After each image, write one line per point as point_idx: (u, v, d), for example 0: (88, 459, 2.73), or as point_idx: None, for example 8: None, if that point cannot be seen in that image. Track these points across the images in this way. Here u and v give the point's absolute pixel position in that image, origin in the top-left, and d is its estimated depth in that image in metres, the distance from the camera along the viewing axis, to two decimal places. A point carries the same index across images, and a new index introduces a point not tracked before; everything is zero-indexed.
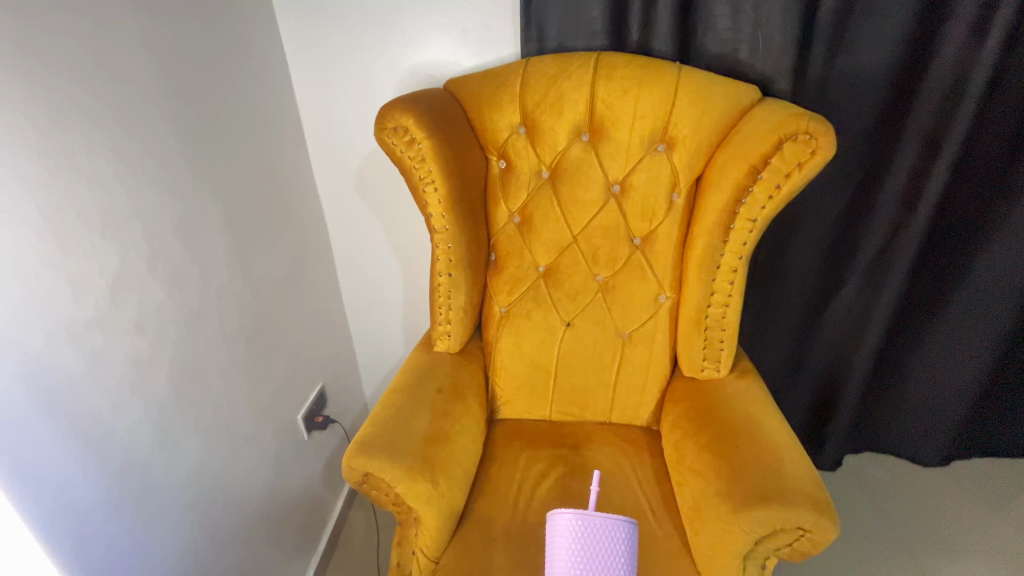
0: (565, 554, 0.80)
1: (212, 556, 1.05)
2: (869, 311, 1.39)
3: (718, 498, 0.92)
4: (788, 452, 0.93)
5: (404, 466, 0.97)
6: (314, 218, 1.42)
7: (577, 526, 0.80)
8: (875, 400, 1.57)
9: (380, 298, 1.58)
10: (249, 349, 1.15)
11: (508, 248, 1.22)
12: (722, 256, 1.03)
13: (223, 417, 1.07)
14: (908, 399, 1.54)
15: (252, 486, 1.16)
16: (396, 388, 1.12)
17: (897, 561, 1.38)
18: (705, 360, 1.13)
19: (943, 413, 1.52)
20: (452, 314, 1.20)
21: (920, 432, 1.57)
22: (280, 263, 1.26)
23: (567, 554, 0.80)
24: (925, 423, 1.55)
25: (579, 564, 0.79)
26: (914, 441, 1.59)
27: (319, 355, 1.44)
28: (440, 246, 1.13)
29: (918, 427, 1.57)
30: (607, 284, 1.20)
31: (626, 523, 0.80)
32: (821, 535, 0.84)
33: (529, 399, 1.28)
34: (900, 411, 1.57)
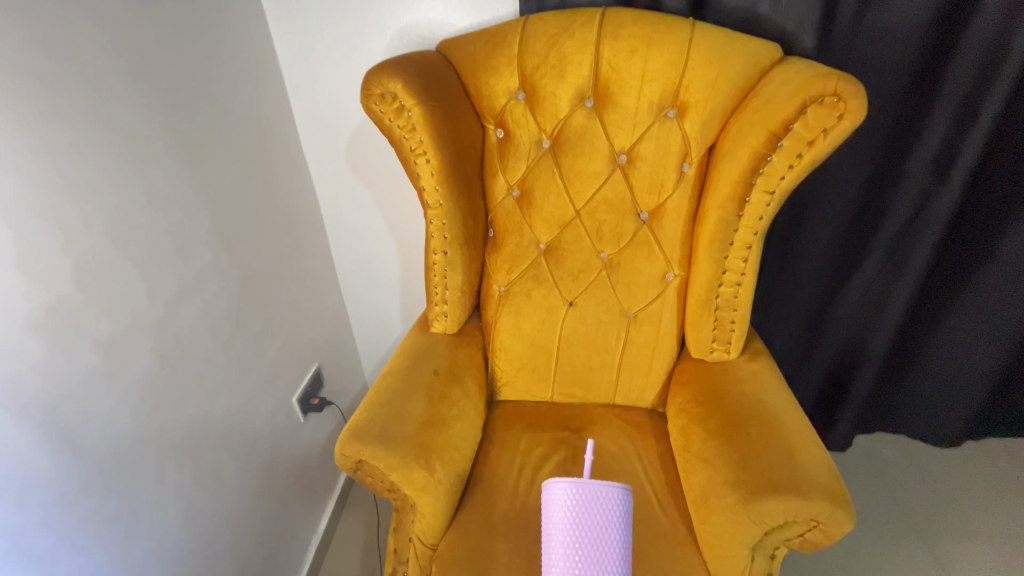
0: (558, 520, 0.82)
1: (206, 543, 1.04)
2: (888, 290, 1.33)
3: (726, 488, 0.87)
4: (802, 440, 0.88)
5: (399, 453, 0.93)
6: (305, 194, 1.35)
7: (571, 495, 0.81)
8: (890, 381, 1.51)
9: (377, 276, 1.53)
10: (238, 332, 1.11)
11: (508, 224, 1.15)
12: (736, 231, 0.96)
13: (212, 403, 1.04)
14: (925, 380, 1.49)
15: (247, 472, 1.14)
16: (391, 371, 1.08)
17: (904, 544, 1.35)
18: (715, 341, 1.07)
19: (958, 393, 1.47)
20: (449, 294, 1.15)
21: (934, 413, 1.52)
22: (268, 242, 1.20)
23: (562, 520, 0.81)
24: (940, 404, 1.51)
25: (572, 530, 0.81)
26: (928, 422, 1.54)
27: (314, 336, 1.41)
28: (434, 223, 1.07)
29: (933, 409, 1.52)
30: (612, 261, 1.14)
31: (617, 491, 0.81)
32: (835, 528, 0.80)
33: (530, 380, 1.23)
34: (915, 392, 1.52)
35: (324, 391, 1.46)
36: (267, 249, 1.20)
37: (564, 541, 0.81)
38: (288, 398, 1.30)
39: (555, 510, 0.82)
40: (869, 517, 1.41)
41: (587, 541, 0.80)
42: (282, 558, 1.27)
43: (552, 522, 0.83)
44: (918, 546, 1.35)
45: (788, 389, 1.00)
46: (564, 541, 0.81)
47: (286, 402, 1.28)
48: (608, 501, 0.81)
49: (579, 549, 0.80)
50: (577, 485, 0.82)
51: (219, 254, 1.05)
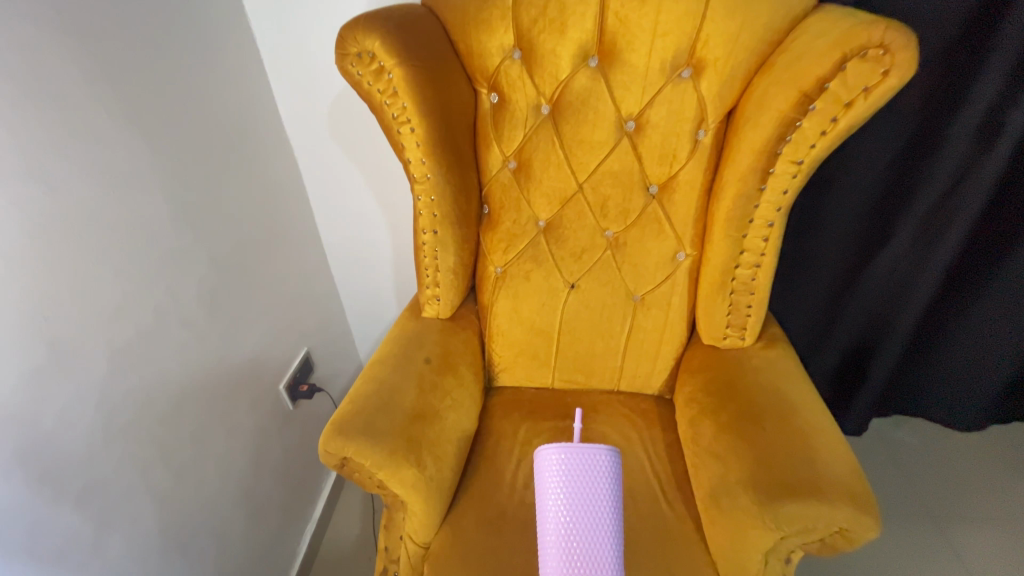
0: (552, 489, 0.74)
1: (188, 538, 1.00)
2: (917, 269, 1.23)
3: (739, 488, 0.81)
4: (825, 437, 0.80)
5: (386, 450, 0.86)
6: (286, 168, 1.26)
7: (563, 461, 0.74)
8: (910, 364, 1.43)
9: (368, 255, 1.45)
10: (213, 319, 1.04)
11: (503, 200, 1.05)
12: (756, 207, 0.86)
13: (185, 396, 0.98)
14: (950, 363, 1.40)
15: (230, 464, 1.09)
16: (379, 360, 1.01)
17: (921, 532, 1.30)
18: (728, 327, 0.99)
19: (985, 377, 1.39)
20: (440, 276, 1.07)
21: (957, 398, 1.44)
22: (245, 222, 1.12)
23: (555, 489, 0.74)
24: (964, 388, 1.42)
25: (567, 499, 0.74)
26: (949, 407, 1.46)
27: (302, 319, 1.33)
28: (422, 199, 0.97)
29: (955, 393, 1.44)
30: (617, 240, 1.05)
31: (610, 453, 0.74)
32: (859, 534, 0.73)
33: (529, 366, 1.16)
34: (939, 376, 1.43)
35: (315, 376, 1.40)
36: (243, 229, 1.11)
37: (558, 511, 0.74)
38: (275, 385, 1.24)
39: (547, 479, 0.75)
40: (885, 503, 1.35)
41: (581, 509, 0.73)
42: (275, 547, 1.24)
43: (545, 492, 0.75)
44: (934, 534, 1.29)
45: (809, 380, 0.92)
46: (558, 512, 0.74)
47: (272, 389, 1.22)
48: (603, 467, 0.75)
49: (574, 521, 0.73)
50: (569, 451, 0.75)
51: (185, 236, 0.97)
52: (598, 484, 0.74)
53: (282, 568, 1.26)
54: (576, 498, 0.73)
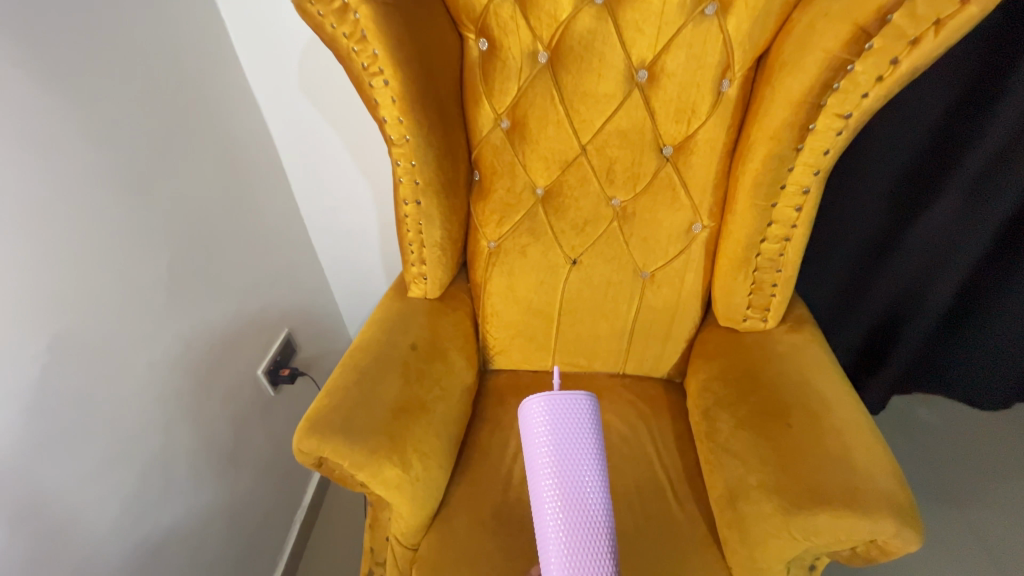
0: (544, 447, 0.67)
1: (157, 538, 0.94)
2: (961, 237, 1.10)
3: (760, 492, 0.72)
4: (860, 437, 0.71)
5: (365, 450, 0.77)
6: (254, 132, 1.13)
7: (550, 412, 0.67)
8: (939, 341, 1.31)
9: (352, 227, 1.33)
10: (174, 304, 0.94)
11: (496, 165, 0.93)
12: (790, 171, 0.73)
13: (145, 390, 0.89)
14: (988, 342, 1.28)
15: (203, 458, 1.02)
16: (359, 346, 0.91)
17: (942, 518, 1.23)
18: (749, 308, 0.89)
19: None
20: (426, 252, 0.95)
21: (993, 379, 1.32)
22: (206, 195, 1.00)
23: (546, 446, 0.67)
24: (1001, 369, 1.30)
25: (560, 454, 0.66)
26: (981, 389, 1.35)
27: (282, 298, 1.23)
28: (401, 165, 0.85)
29: (984, 372, 1.32)
30: (625, 209, 0.92)
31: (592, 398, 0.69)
32: (899, 549, 0.64)
33: (526, 349, 1.06)
34: (975, 356, 1.31)
35: (299, 358, 1.31)
36: (205, 203, 1.00)
37: (553, 470, 0.66)
38: (253, 370, 1.15)
39: (536, 436, 0.67)
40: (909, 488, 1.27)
41: (577, 463, 0.66)
42: (261, 537, 1.18)
43: (536, 451, 0.67)
44: (956, 521, 1.22)
45: (840, 368, 0.82)
46: (554, 471, 0.66)
47: (250, 374, 1.13)
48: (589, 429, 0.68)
49: (572, 478, 0.66)
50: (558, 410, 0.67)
51: (133, 213, 0.86)
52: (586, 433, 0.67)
53: (271, 557, 1.20)
54: (571, 463, 0.66)
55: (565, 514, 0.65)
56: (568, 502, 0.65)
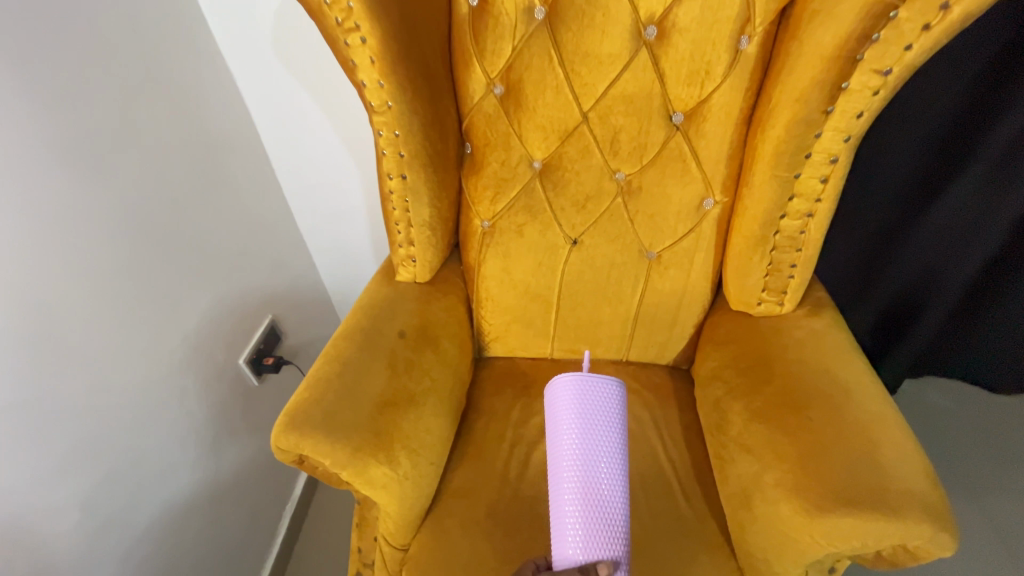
0: (567, 425, 0.63)
1: (133, 540, 0.87)
2: (987, 212, 1.01)
3: (778, 492, 0.66)
4: (888, 431, 0.65)
5: (349, 447, 0.71)
6: (225, 103, 1.04)
7: (578, 391, 0.64)
8: (953, 334, 1.20)
9: (338, 207, 1.25)
10: (139, 289, 0.87)
11: (488, 137, 0.85)
12: (818, 137, 0.67)
13: (111, 383, 0.82)
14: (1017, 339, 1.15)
15: (181, 453, 0.95)
16: (343, 335, 0.84)
17: (997, 509, 1.11)
18: (765, 291, 0.82)
19: None
20: (414, 232, 0.88)
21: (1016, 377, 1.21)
22: (166, 171, 0.92)
23: (570, 424, 0.63)
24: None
25: (582, 434, 0.63)
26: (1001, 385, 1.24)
27: (265, 282, 1.16)
28: (383, 136, 0.77)
29: (998, 367, 1.21)
30: (630, 184, 0.85)
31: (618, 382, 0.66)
32: (930, 554, 0.59)
33: (523, 336, 0.99)
34: (1000, 353, 1.19)
35: (285, 345, 1.24)
36: (167, 180, 0.92)
37: (576, 449, 0.62)
38: (234, 359, 1.08)
39: (561, 415, 0.64)
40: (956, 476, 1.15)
41: (600, 444, 0.63)
42: (249, 534, 1.11)
43: (559, 430, 0.64)
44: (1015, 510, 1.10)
45: (862, 354, 0.76)
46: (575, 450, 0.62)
47: (231, 364, 1.06)
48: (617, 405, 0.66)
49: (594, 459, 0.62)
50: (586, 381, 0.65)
51: (83, 190, 0.78)
52: (610, 416, 0.64)
53: (259, 554, 1.13)
54: (594, 443, 0.63)
55: (585, 492, 0.61)
56: (592, 480, 0.61)
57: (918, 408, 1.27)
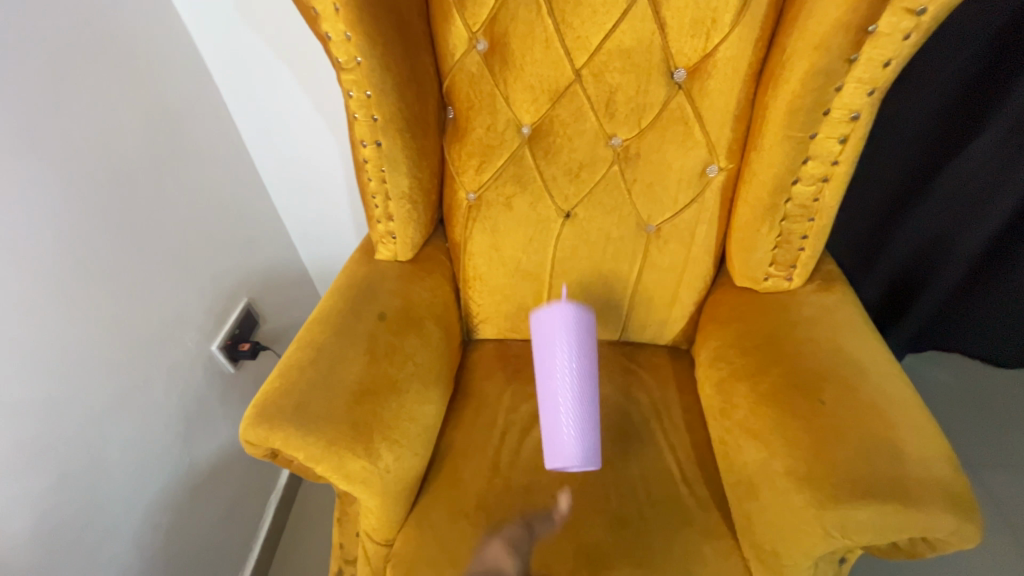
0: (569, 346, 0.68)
1: (97, 541, 0.81)
2: (1001, 177, 0.93)
3: (788, 482, 0.61)
4: (908, 415, 0.60)
5: (324, 440, 0.65)
6: (185, 67, 0.95)
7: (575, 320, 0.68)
8: (957, 307, 1.15)
9: (316, 181, 1.17)
10: (92, 272, 0.79)
11: (472, 99, 0.77)
12: (838, 91, 0.61)
13: (63, 375, 0.75)
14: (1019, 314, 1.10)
15: (150, 446, 0.89)
16: (318, 318, 0.77)
17: (1004, 486, 1.08)
18: (772, 266, 0.76)
19: None
20: (393, 206, 0.81)
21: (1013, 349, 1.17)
22: (117, 141, 0.83)
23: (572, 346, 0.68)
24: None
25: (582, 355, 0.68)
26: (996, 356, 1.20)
27: (238, 264, 1.08)
28: (353, 97, 0.69)
29: (1001, 339, 1.16)
30: (627, 150, 0.78)
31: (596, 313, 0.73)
32: (951, 547, 0.55)
33: (514, 317, 0.93)
34: (999, 327, 1.14)
35: (264, 330, 1.16)
36: (118, 150, 0.83)
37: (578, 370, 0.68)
38: (206, 345, 1.00)
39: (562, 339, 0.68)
40: (961, 453, 1.12)
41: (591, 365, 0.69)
42: (228, 527, 1.06)
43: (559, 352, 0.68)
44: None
45: (876, 332, 0.70)
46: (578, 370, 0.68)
47: (202, 351, 0.99)
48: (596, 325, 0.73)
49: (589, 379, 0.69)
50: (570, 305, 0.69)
51: (19, 162, 0.70)
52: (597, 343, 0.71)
53: (242, 546, 1.09)
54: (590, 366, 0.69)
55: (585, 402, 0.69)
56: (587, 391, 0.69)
57: (924, 385, 1.23)
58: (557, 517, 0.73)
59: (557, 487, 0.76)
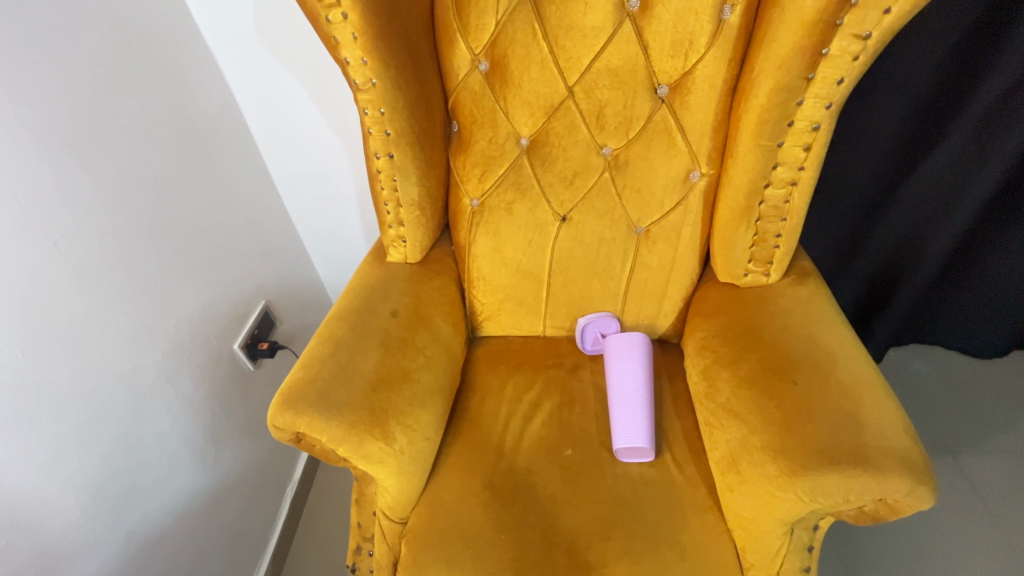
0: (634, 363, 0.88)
1: (134, 524, 0.87)
2: (966, 177, 1.03)
3: (764, 454, 0.68)
4: (872, 393, 0.67)
5: (345, 424, 0.72)
6: (209, 87, 1.03)
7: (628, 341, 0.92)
8: (929, 302, 1.22)
9: (328, 191, 1.25)
10: (129, 275, 0.87)
11: (475, 114, 0.85)
12: (799, 105, 0.69)
13: (107, 369, 0.83)
14: (986, 304, 1.19)
15: (180, 437, 0.96)
16: (336, 316, 0.85)
17: (985, 471, 1.13)
18: (751, 262, 0.83)
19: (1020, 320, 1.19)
20: (403, 212, 0.88)
21: (983, 338, 1.25)
22: (150, 157, 0.91)
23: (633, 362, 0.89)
24: (996, 329, 1.22)
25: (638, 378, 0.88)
26: (969, 345, 1.27)
27: (257, 268, 1.16)
28: (368, 114, 0.77)
29: (971, 328, 1.24)
30: (617, 159, 0.85)
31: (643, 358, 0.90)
32: (909, 508, 0.61)
33: (516, 314, 1.00)
34: (972, 319, 1.22)
35: (280, 331, 1.23)
36: (152, 166, 0.91)
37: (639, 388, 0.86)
38: (229, 345, 1.07)
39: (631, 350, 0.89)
40: (942, 440, 1.18)
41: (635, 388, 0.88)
42: (250, 517, 1.12)
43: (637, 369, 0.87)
44: (1002, 470, 1.13)
45: (846, 321, 0.77)
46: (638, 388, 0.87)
47: (225, 349, 1.06)
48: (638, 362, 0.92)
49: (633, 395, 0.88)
50: (609, 325, 0.96)
51: (70, 177, 0.78)
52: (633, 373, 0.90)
53: (262, 536, 1.15)
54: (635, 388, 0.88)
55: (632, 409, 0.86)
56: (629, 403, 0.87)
57: (907, 377, 1.29)
58: (557, 495, 0.80)
59: (557, 468, 0.83)
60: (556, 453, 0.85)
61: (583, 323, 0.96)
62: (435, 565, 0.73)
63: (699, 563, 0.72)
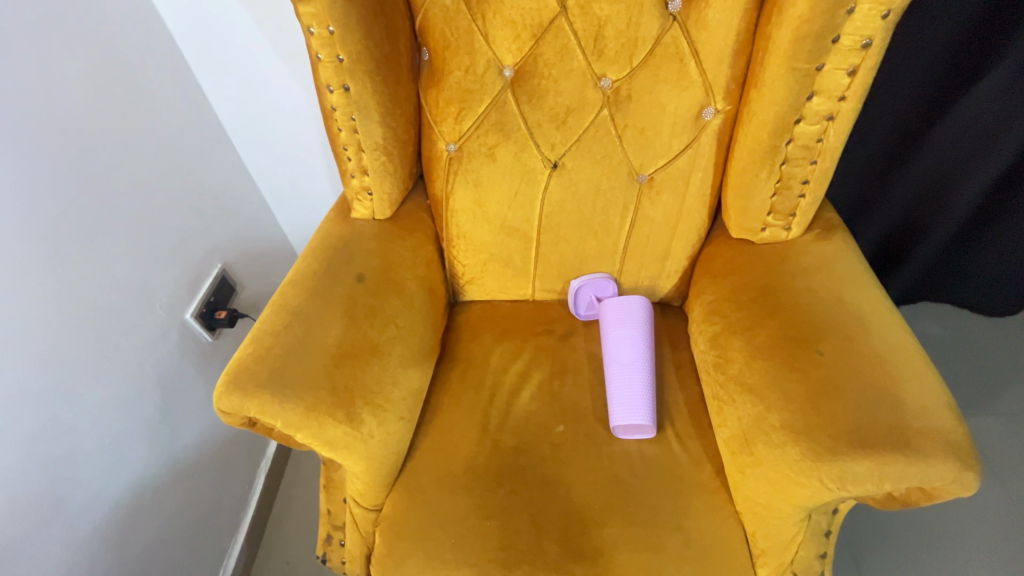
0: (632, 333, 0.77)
1: (79, 516, 0.79)
2: (1006, 122, 0.87)
3: (783, 435, 0.60)
4: (910, 367, 0.58)
5: (302, 407, 0.62)
6: (131, 9, 0.85)
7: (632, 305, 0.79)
8: (944, 267, 1.10)
9: (286, 138, 1.09)
10: (46, 240, 0.73)
11: (448, 37, 0.71)
12: (850, 13, 0.56)
13: (27, 350, 0.71)
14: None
15: (130, 419, 0.86)
16: (293, 280, 0.73)
17: (994, 436, 1.08)
18: (770, 215, 0.73)
19: None
20: (366, 158, 0.75)
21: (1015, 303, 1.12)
22: (68, 97, 0.76)
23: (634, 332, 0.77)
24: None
25: (638, 347, 0.76)
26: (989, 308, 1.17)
27: (207, 226, 1.01)
28: (315, 34, 0.63)
29: None
30: (618, 93, 0.72)
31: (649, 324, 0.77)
32: (949, 495, 0.53)
33: (501, 275, 0.89)
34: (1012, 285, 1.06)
35: (241, 298, 1.11)
36: (69, 109, 0.76)
37: (638, 360, 0.75)
38: (181, 314, 0.95)
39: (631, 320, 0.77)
40: None
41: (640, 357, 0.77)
42: (217, 498, 1.04)
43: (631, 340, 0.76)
44: (1012, 432, 1.08)
45: (877, 280, 0.68)
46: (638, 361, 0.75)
47: (177, 319, 0.94)
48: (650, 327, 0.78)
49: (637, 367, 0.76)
50: (602, 288, 0.86)
51: None
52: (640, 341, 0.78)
53: (234, 513, 1.08)
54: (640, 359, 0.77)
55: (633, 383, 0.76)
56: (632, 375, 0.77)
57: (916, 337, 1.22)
58: (548, 477, 0.72)
59: (548, 446, 0.75)
60: (546, 431, 0.76)
61: (576, 285, 0.86)
62: (412, 557, 0.66)
63: (703, 550, 0.65)
